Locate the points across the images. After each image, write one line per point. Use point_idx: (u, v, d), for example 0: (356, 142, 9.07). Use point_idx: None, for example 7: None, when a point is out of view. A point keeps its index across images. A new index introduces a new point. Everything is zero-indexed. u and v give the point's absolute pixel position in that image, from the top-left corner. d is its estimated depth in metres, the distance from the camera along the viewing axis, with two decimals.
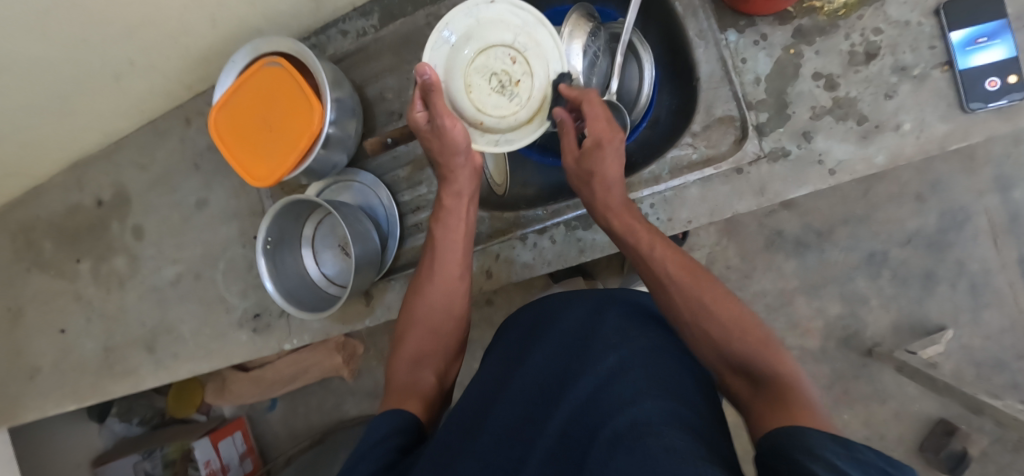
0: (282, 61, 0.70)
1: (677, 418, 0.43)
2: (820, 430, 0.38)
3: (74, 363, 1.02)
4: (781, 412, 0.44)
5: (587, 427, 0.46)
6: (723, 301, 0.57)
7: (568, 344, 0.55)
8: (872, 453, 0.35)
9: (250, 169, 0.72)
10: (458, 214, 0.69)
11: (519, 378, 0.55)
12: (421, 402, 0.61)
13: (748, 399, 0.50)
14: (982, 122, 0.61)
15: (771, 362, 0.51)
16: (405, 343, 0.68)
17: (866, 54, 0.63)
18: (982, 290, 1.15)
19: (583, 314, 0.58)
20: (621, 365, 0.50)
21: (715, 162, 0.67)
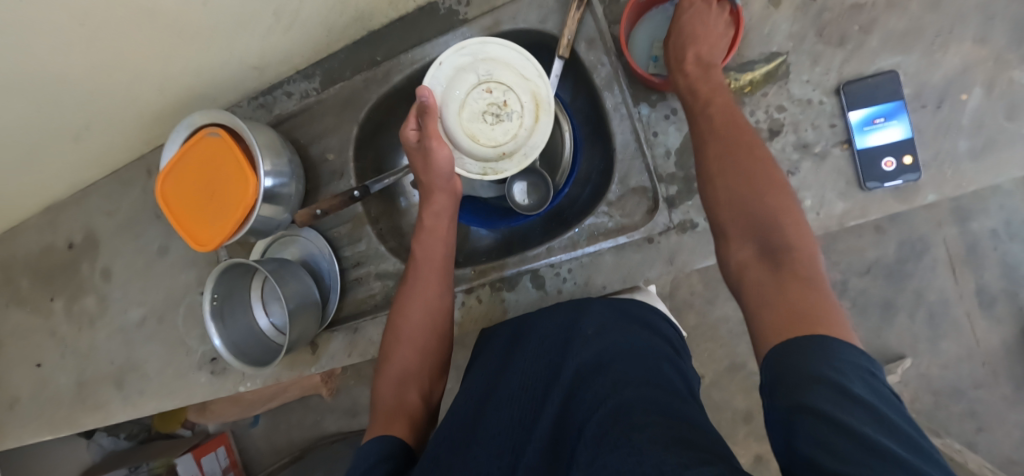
0: (221, 132, 0.73)
1: (655, 406, 0.45)
2: (837, 340, 0.37)
3: (51, 395, 1.08)
4: (796, 323, 0.40)
5: (574, 423, 0.49)
6: (758, 167, 0.52)
7: (550, 344, 0.62)
8: (864, 357, 0.37)
9: (193, 232, 0.76)
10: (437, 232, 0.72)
11: (508, 380, 0.61)
12: (407, 425, 0.62)
13: (753, 268, 0.47)
14: (879, 200, 0.63)
15: (790, 233, 0.47)
16: (391, 362, 0.68)
17: (770, 130, 0.66)
18: (940, 320, 1.24)
19: (560, 319, 0.65)
20: (599, 358, 0.55)
21: (629, 230, 0.70)
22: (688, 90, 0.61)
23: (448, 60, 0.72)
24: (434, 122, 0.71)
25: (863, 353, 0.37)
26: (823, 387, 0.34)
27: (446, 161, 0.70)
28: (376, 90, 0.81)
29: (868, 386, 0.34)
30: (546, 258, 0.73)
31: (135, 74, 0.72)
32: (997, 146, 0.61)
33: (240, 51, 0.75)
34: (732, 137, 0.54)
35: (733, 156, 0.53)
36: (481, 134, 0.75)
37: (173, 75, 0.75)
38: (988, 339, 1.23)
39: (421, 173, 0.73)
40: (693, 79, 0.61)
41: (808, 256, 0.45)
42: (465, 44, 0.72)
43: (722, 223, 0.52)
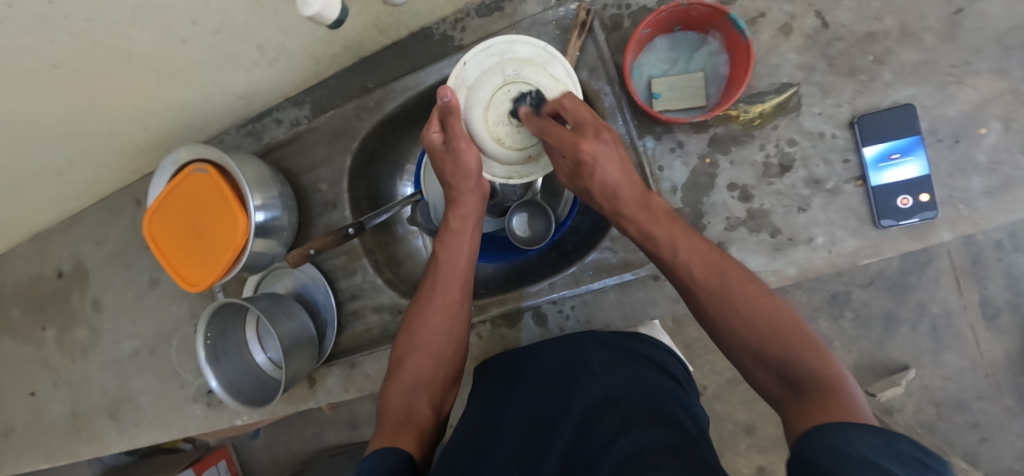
0: (208, 168, 0.70)
1: (667, 448, 0.42)
2: (856, 428, 0.37)
3: (45, 426, 1.06)
4: (823, 412, 0.41)
5: (583, 459, 0.47)
6: (757, 300, 0.52)
7: (556, 377, 0.59)
8: (910, 443, 0.35)
9: (183, 271, 0.74)
10: (462, 237, 0.69)
11: (513, 412, 0.57)
12: (414, 437, 0.59)
13: (782, 398, 0.48)
14: (893, 238, 0.61)
15: (809, 360, 0.48)
16: (403, 368, 0.67)
17: (780, 165, 0.63)
18: (944, 332, 1.23)
19: (566, 351, 0.63)
20: (608, 394, 0.53)
21: (633, 267, 0.68)
22: (644, 237, 0.59)
23: (472, 58, 0.65)
24: (457, 121, 0.63)
25: (912, 440, 0.36)
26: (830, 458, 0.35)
27: (474, 163, 0.64)
28: (368, 119, 0.78)
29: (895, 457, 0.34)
30: (548, 294, 0.71)
31: (114, 110, 0.70)
32: (1016, 185, 0.59)
33: (224, 84, 0.72)
34: (712, 283, 0.54)
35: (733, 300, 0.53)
36: (509, 137, 0.66)
37: (155, 109, 0.72)
38: (991, 351, 1.22)
39: (449, 176, 0.66)
40: (643, 223, 0.59)
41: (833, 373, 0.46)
42: (492, 43, 0.64)
43: (739, 358, 0.52)
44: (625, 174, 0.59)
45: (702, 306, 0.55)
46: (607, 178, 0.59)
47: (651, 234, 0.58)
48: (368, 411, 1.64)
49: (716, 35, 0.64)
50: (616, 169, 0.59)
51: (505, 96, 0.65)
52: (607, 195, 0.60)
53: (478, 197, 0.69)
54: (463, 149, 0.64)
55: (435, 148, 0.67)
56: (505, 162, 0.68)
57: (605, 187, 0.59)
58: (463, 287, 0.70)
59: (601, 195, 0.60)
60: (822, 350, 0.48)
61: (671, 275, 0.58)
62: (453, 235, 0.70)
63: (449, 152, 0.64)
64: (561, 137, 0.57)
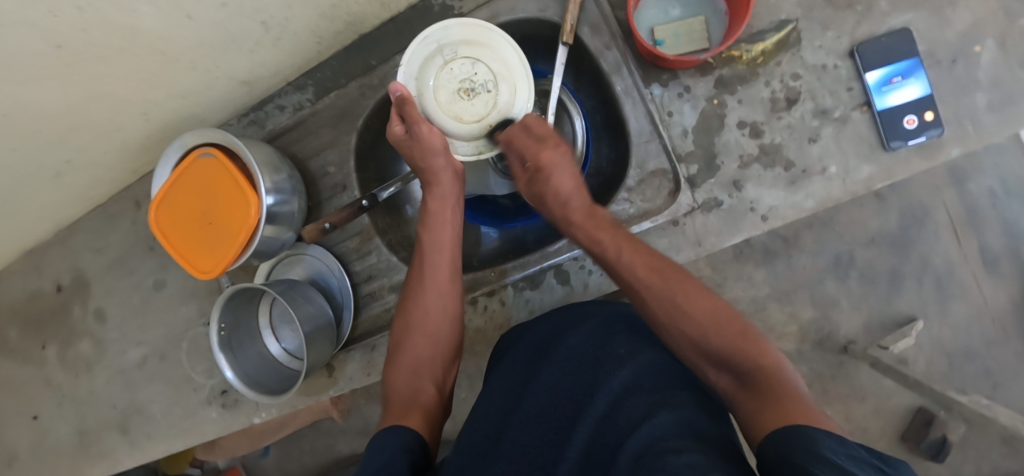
0: (215, 151, 0.69)
1: (692, 435, 0.43)
2: (819, 428, 0.40)
3: (50, 449, 1.02)
4: (780, 414, 0.44)
5: (608, 444, 0.46)
6: (695, 298, 0.56)
7: (582, 359, 0.55)
8: (864, 449, 0.38)
9: (193, 261, 0.72)
10: (445, 217, 0.70)
11: (532, 393, 0.55)
12: (422, 415, 0.61)
13: (734, 394, 0.50)
14: (904, 160, 0.62)
15: (756, 355, 0.51)
16: (404, 351, 0.68)
17: (787, 100, 0.64)
18: (949, 283, 1.25)
19: (591, 330, 0.59)
20: (634, 382, 0.50)
21: (652, 215, 0.68)
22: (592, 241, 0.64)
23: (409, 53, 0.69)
24: (412, 107, 0.65)
25: (864, 448, 0.38)
26: (809, 456, 0.36)
27: (439, 141, 0.67)
28: (373, 97, 0.78)
29: (862, 463, 0.36)
30: (569, 252, 0.71)
31: (116, 99, 0.68)
32: (1016, 100, 0.61)
33: (226, 68, 0.71)
34: (653, 284, 0.58)
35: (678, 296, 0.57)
36: (465, 112, 0.70)
37: (157, 98, 0.71)
38: (996, 298, 1.24)
39: (419, 160, 0.69)
40: (591, 229, 0.65)
41: (776, 365, 0.50)
42: (426, 32, 0.69)
43: (687, 356, 0.55)
44: (577, 185, 0.67)
45: (648, 308, 0.58)
46: (560, 187, 0.66)
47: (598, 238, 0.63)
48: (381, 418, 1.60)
49: None
50: (569, 179, 0.67)
51: (449, 74, 0.69)
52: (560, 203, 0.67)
53: (451, 174, 0.71)
54: (425, 132, 0.66)
55: (402, 138, 0.69)
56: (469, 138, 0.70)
57: (557, 192, 0.67)
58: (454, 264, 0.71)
59: (553, 200, 0.68)
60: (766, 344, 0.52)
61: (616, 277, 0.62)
62: (435, 219, 0.71)
63: (415, 138, 0.67)
64: (525, 145, 0.67)
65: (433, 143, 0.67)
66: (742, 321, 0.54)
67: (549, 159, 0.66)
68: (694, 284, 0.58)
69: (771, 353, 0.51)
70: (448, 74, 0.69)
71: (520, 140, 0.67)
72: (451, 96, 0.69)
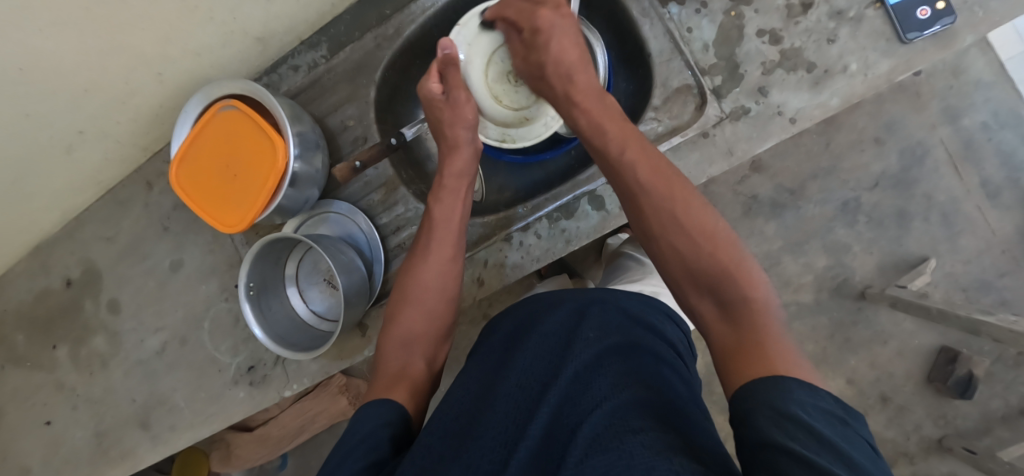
0: (237, 103, 0.68)
1: (652, 415, 0.43)
2: (793, 379, 0.38)
3: (65, 457, 0.96)
4: (756, 354, 0.43)
5: (567, 424, 0.43)
6: (692, 212, 0.53)
7: (551, 344, 0.54)
8: (829, 398, 0.38)
9: (218, 216, 0.70)
10: (456, 195, 0.71)
11: (507, 378, 0.51)
12: (409, 389, 0.59)
13: (713, 322, 0.50)
14: (921, 52, 0.64)
15: (746, 293, 0.48)
16: (397, 322, 0.66)
17: (802, 5, 0.66)
18: (955, 218, 1.28)
19: (566, 318, 0.57)
20: (599, 364, 0.49)
21: (682, 130, 0.69)
22: (593, 129, 0.61)
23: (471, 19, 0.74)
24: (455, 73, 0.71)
25: (830, 396, 0.38)
26: (774, 415, 0.35)
27: (471, 114, 0.71)
28: (389, 47, 0.78)
29: (826, 416, 0.35)
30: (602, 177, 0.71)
31: (133, 54, 0.68)
32: None
33: (242, 19, 0.72)
34: (655, 181, 0.55)
35: (677, 202, 0.54)
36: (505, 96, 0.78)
37: (174, 51, 0.71)
38: (1003, 227, 1.27)
39: (447, 126, 0.71)
40: (593, 115, 0.62)
41: (763, 301, 0.48)
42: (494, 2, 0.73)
43: (671, 271, 0.54)
44: (579, 60, 0.65)
45: (641, 215, 0.56)
46: (558, 53, 0.65)
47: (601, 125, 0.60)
48: None
49: None
50: (569, 49, 0.65)
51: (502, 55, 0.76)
52: (560, 76, 0.65)
53: (471, 151, 0.73)
54: (462, 100, 0.71)
55: (436, 99, 0.72)
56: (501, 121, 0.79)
57: (567, 90, 0.65)
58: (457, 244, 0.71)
59: (553, 73, 0.66)
60: (759, 279, 0.49)
61: (611, 179, 0.59)
62: (448, 192, 0.71)
63: (450, 103, 0.71)
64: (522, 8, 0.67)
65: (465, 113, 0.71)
66: (741, 250, 0.51)
67: (546, 20, 0.65)
68: (695, 196, 0.54)
69: (763, 289, 0.49)
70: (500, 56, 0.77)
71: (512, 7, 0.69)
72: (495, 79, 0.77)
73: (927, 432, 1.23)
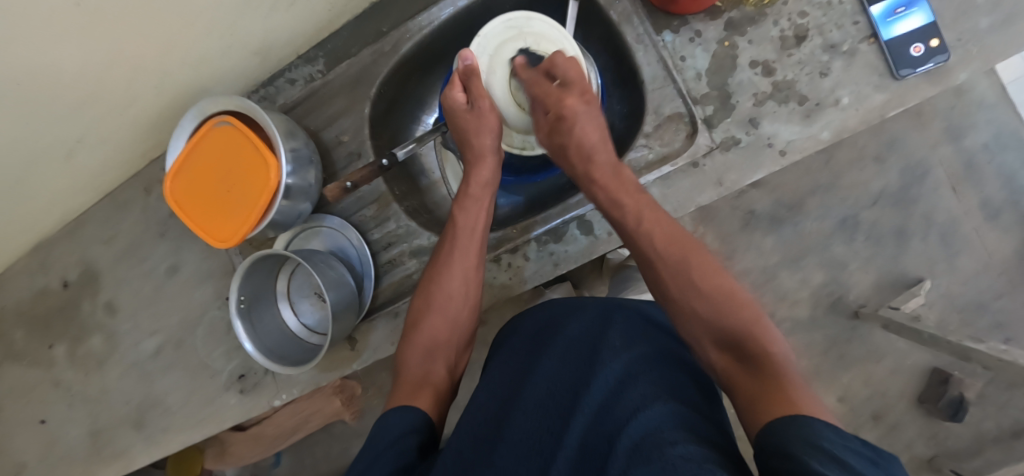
0: (231, 119, 0.69)
1: (688, 425, 0.43)
2: (817, 419, 0.37)
3: (60, 455, 0.97)
4: (778, 402, 0.41)
5: (604, 436, 0.44)
6: (710, 274, 0.54)
7: (579, 350, 0.54)
8: (857, 441, 0.36)
9: (212, 230, 0.71)
10: (480, 205, 0.72)
11: (534, 384, 0.52)
12: (431, 397, 0.61)
13: (731, 376, 0.49)
14: (913, 87, 0.64)
15: (761, 344, 0.48)
16: (420, 330, 0.68)
17: (796, 37, 0.66)
18: (953, 239, 1.27)
19: (590, 323, 0.58)
20: (630, 374, 0.49)
21: (672, 158, 0.69)
22: (612, 203, 0.63)
23: (492, 29, 0.72)
24: (478, 82, 0.71)
25: (858, 438, 0.36)
26: (803, 448, 0.34)
27: (492, 123, 0.71)
28: (387, 63, 0.78)
29: (858, 457, 0.34)
30: (591, 201, 0.71)
31: (132, 67, 0.67)
32: (1018, 17, 0.62)
33: (242, 34, 0.71)
34: (672, 250, 0.57)
35: (691, 260, 0.56)
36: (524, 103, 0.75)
37: (173, 65, 0.70)
38: (1000, 249, 1.26)
39: (473, 136, 0.72)
40: (612, 189, 0.63)
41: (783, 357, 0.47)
42: (514, 14, 0.72)
43: (690, 330, 0.53)
44: (601, 139, 0.67)
45: (658, 277, 0.57)
46: (583, 137, 0.66)
47: (618, 200, 0.62)
48: None
49: None
50: (592, 132, 0.66)
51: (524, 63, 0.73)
52: (580, 154, 0.66)
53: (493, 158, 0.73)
54: (486, 109, 0.71)
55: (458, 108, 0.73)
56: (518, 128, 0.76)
57: (581, 144, 0.66)
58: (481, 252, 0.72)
59: (575, 153, 0.66)
60: (774, 332, 0.50)
61: (628, 240, 0.61)
62: (472, 200, 0.72)
63: (474, 113, 0.72)
64: (546, 89, 0.69)
65: (488, 122, 0.71)
66: (756, 310, 0.51)
67: (571, 107, 0.66)
68: (710, 258, 0.56)
69: (775, 338, 0.49)
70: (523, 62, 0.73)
71: (541, 82, 0.70)
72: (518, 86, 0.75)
73: (917, 451, 1.23)
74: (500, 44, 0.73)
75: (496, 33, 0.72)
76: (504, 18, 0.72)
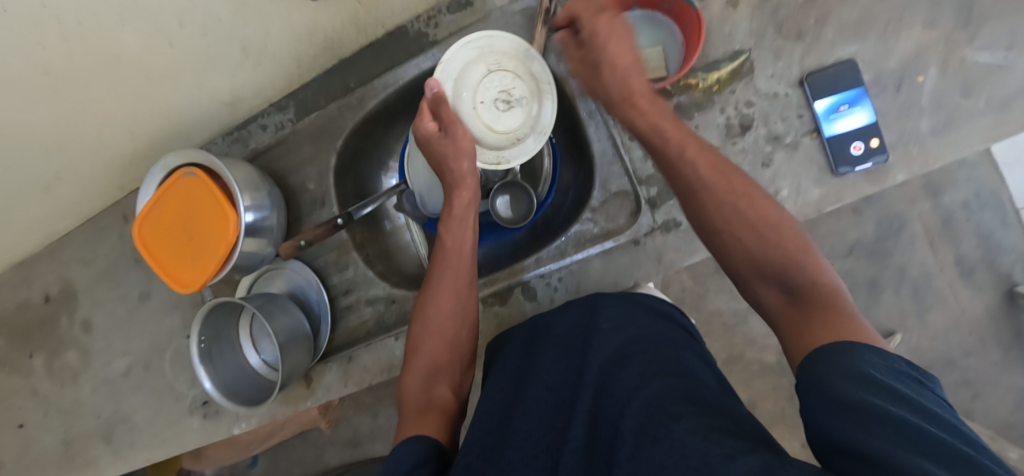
0: (197, 171, 0.72)
1: (684, 397, 0.46)
2: (864, 344, 0.38)
3: (34, 459, 1.02)
4: (825, 329, 0.41)
5: (608, 418, 0.48)
6: (759, 206, 0.52)
7: (572, 343, 0.59)
8: (901, 361, 0.38)
9: (175, 275, 0.75)
10: (467, 223, 0.70)
11: (534, 381, 0.56)
12: (436, 423, 0.58)
13: (780, 311, 0.47)
14: (852, 184, 0.65)
15: (813, 275, 0.46)
16: (418, 354, 0.65)
17: (741, 126, 0.67)
18: (925, 293, 1.19)
19: (578, 316, 0.63)
20: (620, 353, 0.54)
21: (615, 235, 0.71)
22: (651, 130, 0.59)
23: (453, 54, 0.70)
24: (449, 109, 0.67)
25: (902, 360, 0.38)
26: (852, 378, 0.35)
27: (469, 147, 0.68)
28: (352, 117, 0.80)
29: (901, 376, 0.36)
30: (535, 269, 0.74)
31: (102, 119, 0.71)
32: (956, 123, 0.64)
33: (209, 90, 0.74)
34: (717, 185, 0.53)
35: (739, 191, 0.53)
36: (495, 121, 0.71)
37: (143, 116, 0.74)
38: (973, 306, 1.18)
39: (449, 162, 0.69)
40: (651, 115, 0.60)
41: (833, 288, 0.45)
42: (471, 38, 0.70)
43: (732, 262, 0.52)
44: (633, 62, 0.62)
45: (702, 212, 0.54)
46: (613, 56, 0.61)
47: (659, 128, 0.58)
48: (369, 428, 1.62)
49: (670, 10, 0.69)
50: (625, 51, 0.61)
51: (489, 82, 0.70)
52: (613, 72, 0.61)
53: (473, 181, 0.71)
54: (461, 133, 0.68)
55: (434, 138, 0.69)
56: (494, 147, 0.72)
57: (614, 63, 0.61)
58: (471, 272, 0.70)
59: (611, 72, 0.62)
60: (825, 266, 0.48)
61: (670, 175, 0.57)
62: (456, 223, 0.70)
63: (448, 138, 0.68)
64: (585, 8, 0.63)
65: (464, 146, 0.68)
66: (808, 241, 0.49)
67: (608, 26, 0.61)
68: (758, 191, 0.53)
69: (829, 274, 0.47)
70: (489, 81, 0.70)
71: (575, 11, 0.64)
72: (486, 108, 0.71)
73: None
74: (462, 67, 0.70)
75: (456, 57, 0.70)
76: (462, 43, 0.70)
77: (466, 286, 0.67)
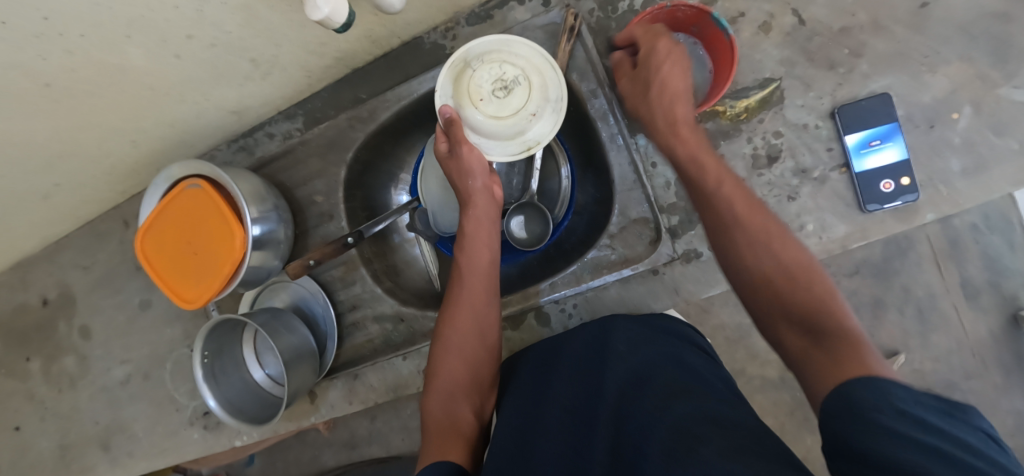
0: (202, 183, 0.70)
1: (708, 418, 0.43)
2: (890, 383, 0.35)
3: (29, 463, 1.00)
4: (842, 358, 0.39)
5: (629, 443, 0.45)
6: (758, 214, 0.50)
7: (585, 365, 0.57)
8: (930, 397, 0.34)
9: (178, 290, 0.72)
10: (485, 238, 0.67)
11: (550, 408, 0.54)
12: (462, 446, 0.55)
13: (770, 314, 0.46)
14: (880, 221, 0.63)
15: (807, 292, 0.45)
16: (438, 374, 0.62)
17: (768, 157, 0.66)
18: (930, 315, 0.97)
19: (590, 336, 0.60)
20: (638, 376, 0.51)
21: (633, 262, 0.69)
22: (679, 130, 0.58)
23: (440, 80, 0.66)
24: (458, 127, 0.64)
25: (929, 393, 0.35)
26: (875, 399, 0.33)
27: (479, 163, 0.65)
28: (363, 129, 0.78)
29: (931, 410, 0.33)
30: (550, 294, 0.71)
31: (102, 128, 0.68)
32: (988, 164, 0.62)
33: (215, 100, 0.71)
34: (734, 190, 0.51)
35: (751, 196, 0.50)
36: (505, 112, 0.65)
37: (146, 126, 0.71)
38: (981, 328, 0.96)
39: (456, 178, 0.67)
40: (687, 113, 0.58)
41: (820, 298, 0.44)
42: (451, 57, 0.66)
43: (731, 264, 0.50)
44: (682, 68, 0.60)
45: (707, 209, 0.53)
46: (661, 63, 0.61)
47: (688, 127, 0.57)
48: (366, 430, 1.60)
49: (699, 34, 0.65)
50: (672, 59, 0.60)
51: (481, 81, 0.65)
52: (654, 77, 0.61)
53: (488, 196, 0.68)
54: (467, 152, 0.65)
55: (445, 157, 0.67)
56: (513, 136, 0.66)
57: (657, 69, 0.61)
58: (490, 286, 0.66)
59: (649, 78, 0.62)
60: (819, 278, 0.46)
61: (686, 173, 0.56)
62: (472, 236, 0.67)
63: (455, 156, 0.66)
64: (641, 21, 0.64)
65: (472, 162, 0.65)
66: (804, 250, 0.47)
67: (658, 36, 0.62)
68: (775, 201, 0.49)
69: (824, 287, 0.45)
70: (481, 80, 0.65)
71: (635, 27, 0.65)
72: (490, 104, 0.65)
73: None
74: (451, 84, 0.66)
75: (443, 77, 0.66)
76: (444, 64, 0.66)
77: (485, 302, 0.65)
